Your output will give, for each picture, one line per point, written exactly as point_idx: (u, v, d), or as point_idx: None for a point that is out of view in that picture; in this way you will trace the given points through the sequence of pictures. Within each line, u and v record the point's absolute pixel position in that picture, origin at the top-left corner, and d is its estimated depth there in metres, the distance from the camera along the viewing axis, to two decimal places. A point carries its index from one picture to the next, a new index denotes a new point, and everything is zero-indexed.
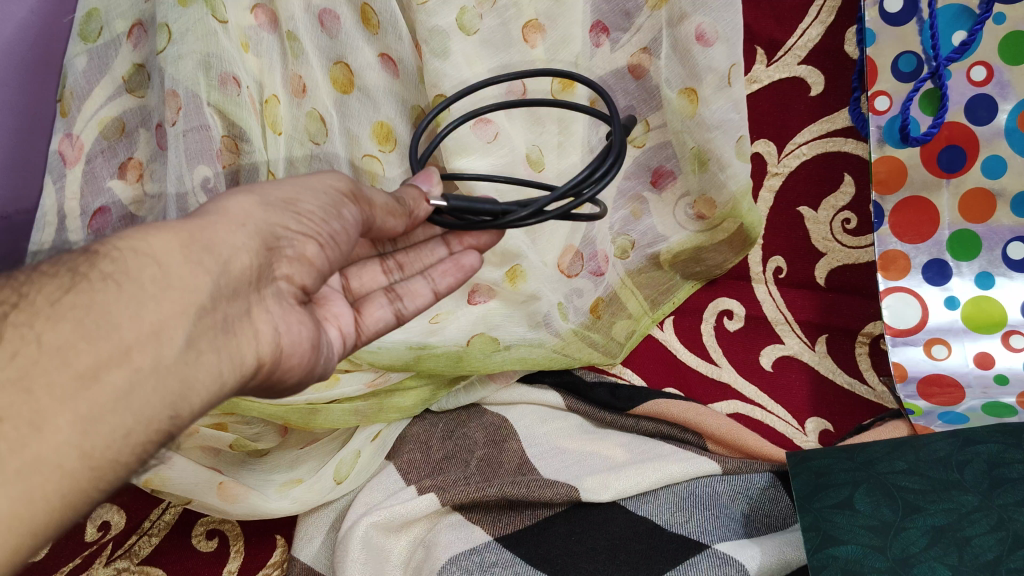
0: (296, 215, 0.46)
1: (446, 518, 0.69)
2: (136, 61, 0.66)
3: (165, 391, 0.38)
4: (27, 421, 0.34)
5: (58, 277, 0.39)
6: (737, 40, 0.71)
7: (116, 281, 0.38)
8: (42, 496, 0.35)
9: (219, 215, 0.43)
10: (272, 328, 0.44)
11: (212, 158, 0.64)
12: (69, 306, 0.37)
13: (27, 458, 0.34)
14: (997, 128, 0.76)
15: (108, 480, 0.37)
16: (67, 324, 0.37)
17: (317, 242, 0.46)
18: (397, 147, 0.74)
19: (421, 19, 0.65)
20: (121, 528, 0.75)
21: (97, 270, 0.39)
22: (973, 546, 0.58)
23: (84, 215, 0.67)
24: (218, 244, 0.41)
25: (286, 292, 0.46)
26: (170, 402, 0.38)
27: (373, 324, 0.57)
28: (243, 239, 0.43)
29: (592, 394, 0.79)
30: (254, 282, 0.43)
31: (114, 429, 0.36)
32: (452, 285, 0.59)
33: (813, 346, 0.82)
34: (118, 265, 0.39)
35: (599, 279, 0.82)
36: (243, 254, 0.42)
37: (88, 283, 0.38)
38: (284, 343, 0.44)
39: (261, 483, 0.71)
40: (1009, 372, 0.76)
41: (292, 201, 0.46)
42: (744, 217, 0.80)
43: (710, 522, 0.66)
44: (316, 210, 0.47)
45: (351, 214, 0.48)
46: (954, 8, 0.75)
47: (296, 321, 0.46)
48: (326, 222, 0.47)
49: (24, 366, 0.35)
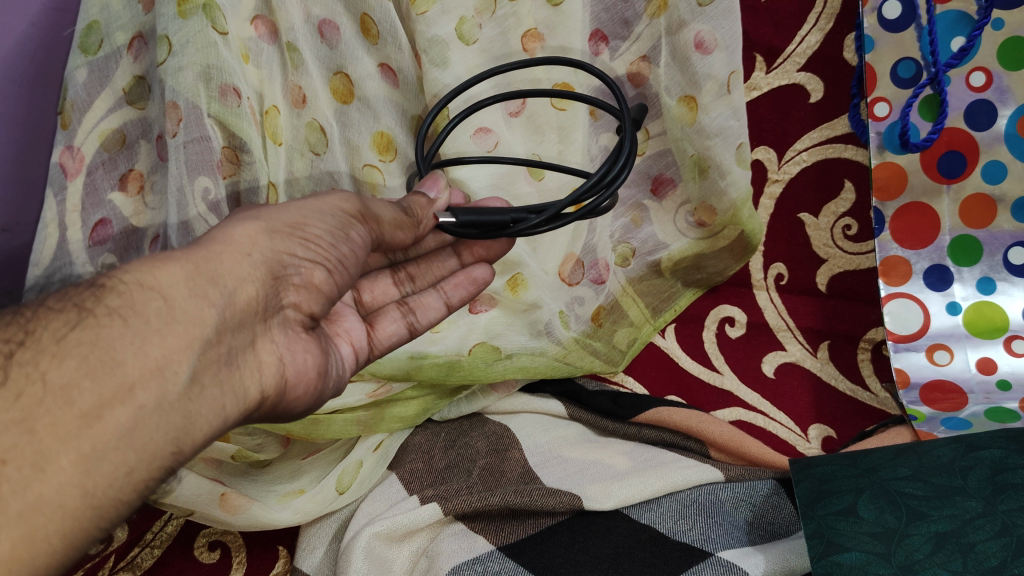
0: (303, 241, 0.46)
1: (449, 527, 0.69)
2: (136, 73, 0.67)
3: (168, 428, 0.38)
4: (30, 461, 0.34)
5: (64, 312, 0.38)
6: (735, 47, 0.71)
7: (121, 316, 0.38)
8: (43, 538, 0.34)
9: (225, 243, 0.43)
10: (276, 358, 0.44)
11: (212, 170, 0.65)
12: (75, 343, 0.37)
13: (30, 499, 0.34)
14: (997, 133, 0.76)
15: (110, 518, 0.36)
16: (72, 361, 0.36)
17: (325, 268, 0.47)
18: (397, 157, 0.75)
19: (422, 29, 0.67)
20: (123, 540, 0.75)
21: (104, 304, 0.39)
22: (978, 551, 0.57)
23: (86, 226, 0.67)
24: (223, 275, 0.42)
25: (292, 320, 0.46)
26: (173, 437, 0.38)
27: (386, 338, 0.58)
28: (248, 268, 0.43)
29: (594, 402, 0.79)
30: (260, 312, 0.43)
31: (116, 468, 0.36)
32: (464, 298, 0.61)
33: (815, 352, 0.82)
34: (125, 300, 0.39)
35: (600, 287, 0.82)
36: (249, 285, 0.43)
37: (95, 318, 0.38)
38: (289, 373, 0.45)
39: (261, 494, 0.70)
40: (1012, 377, 0.75)
41: (299, 226, 0.46)
42: (744, 225, 0.79)
43: (714, 530, 0.66)
44: (324, 235, 0.47)
45: (359, 235, 0.49)
46: (953, 13, 0.75)
47: (301, 350, 0.46)
48: (335, 247, 0.47)
49: (28, 407, 0.35)
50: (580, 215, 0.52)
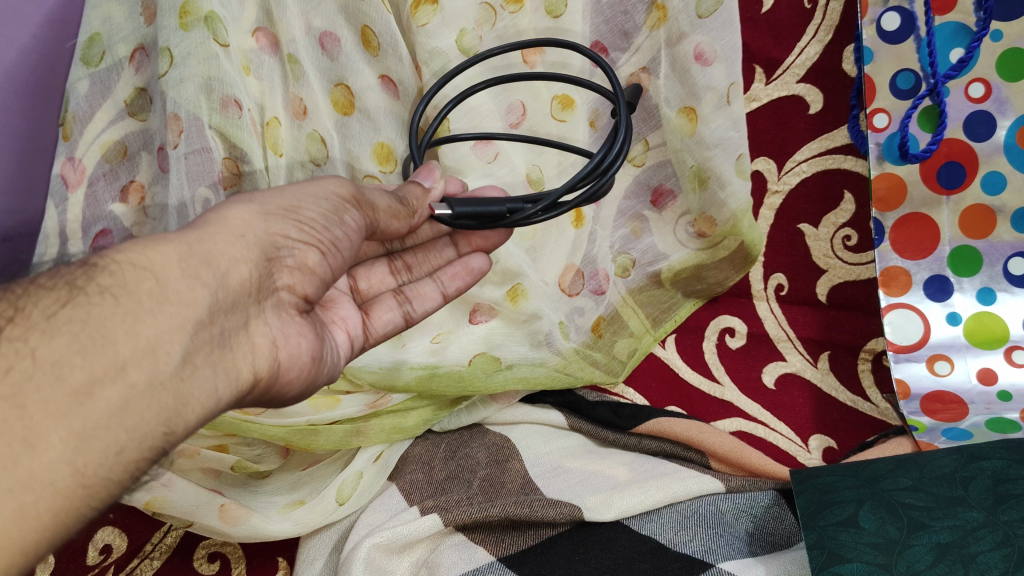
0: (297, 224, 0.46)
1: (449, 538, 0.68)
2: (138, 85, 0.67)
3: (160, 407, 0.38)
4: (20, 437, 0.34)
5: (54, 290, 0.39)
6: (735, 59, 0.72)
7: (113, 295, 0.38)
8: (34, 515, 0.34)
9: (219, 225, 0.44)
10: (269, 340, 0.44)
11: (213, 182, 0.65)
12: (65, 320, 0.37)
13: (20, 475, 0.33)
14: (996, 143, 0.76)
15: (100, 498, 0.36)
16: (64, 338, 0.36)
17: (318, 250, 0.47)
18: (397, 167, 0.74)
19: (422, 41, 0.68)
20: (122, 551, 0.75)
21: (94, 283, 0.39)
22: (980, 563, 0.57)
23: (87, 237, 0.67)
24: (217, 256, 0.42)
25: (286, 302, 0.46)
26: (164, 418, 0.38)
27: (381, 327, 0.58)
28: (242, 250, 0.43)
29: (592, 412, 0.79)
30: (254, 293, 0.44)
31: (107, 446, 0.36)
32: (461, 288, 0.61)
33: (815, 363, 0.82)
34: (116, 279, 0.39)
35: (600, 298, 0.81)
36: (242, 266, 0.43)
37: (85, 296, 0.38)
38: (282, 357, 0.45)
39: (262, 504, 0.70)
40: (1012, 388, 0.75)
41: (294, 209, 0.47)
42: (744, 236, 0.80)
43: (715, 542, 0.65)
44: (317, 217, 0.47)
45: (353, 220, 0.49)
46: (950, 25, 0.76)
47: (295, 333, 0.46)
48: (328, 230, 0.47)
49: (18, 382, 0.35)
50: (580, 201, 0.52)
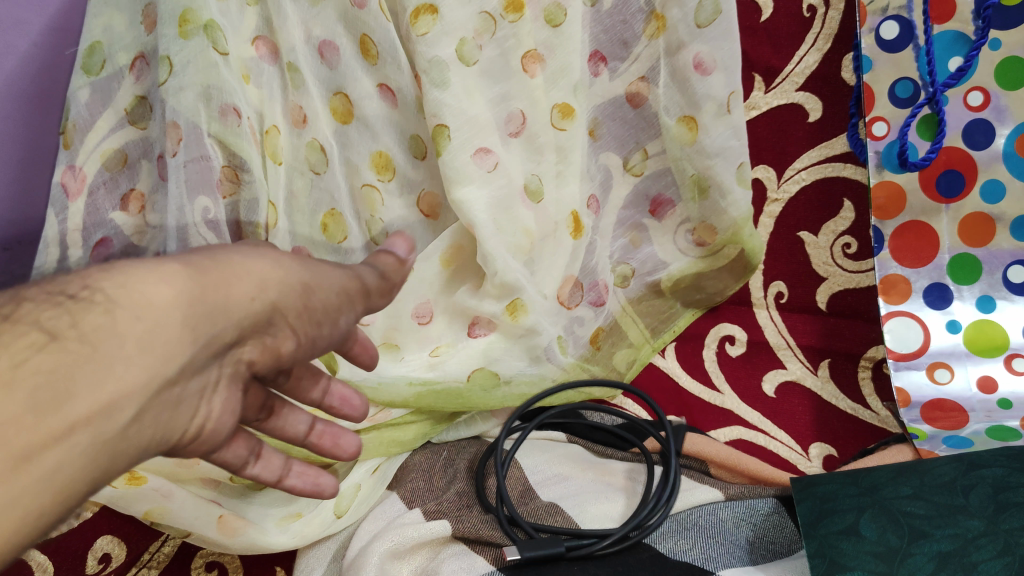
0: (299, 307, 0.43)
1: (448, 548, 0.65)
2: (138, 93, 0.68)
3: (95, 470, 0.33)
4: None
5: (40, 318, 0.34)
6: (734, 68, 0.73)
7: (97, 341, 0.34)
8: None
9: (237, 275, 0.40)
10: (207, 409, 0.40)
11: (211, 189, 0.67)
12: (33, 369, 0.32)
13: None
14: (995, 152, 0.76)
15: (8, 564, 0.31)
16: (24, 389, 0.31)
17: (296, 340, 0.43)
18: (395, 175, 0.78)
19: (422, 51, 0.66)
20: (121, 560, 0.73)
21: (82, 322, 0.34)
22: (981, 571, 0.56)
23: (86, 247, 0.69)
24: (222, 312, 0.39)
25: (237, 375, 0.42)
26: (96, 479, 0.34)
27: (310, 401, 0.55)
28: (242, 309, 0.40)
29: (572, 427, 0.79)
30: (211, 359, 0.39)
31: (33, 513, 0.30)
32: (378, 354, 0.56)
33: (816, 371, 0.83)
34: (108, 319, 0.34)
35: (599, 309, 0.82)
36: (233, 328, 0.39)
37: (66, 340, 0.33)
38: (209, 426, 0.41)
39: (261, 515, 0.68)
40: (1012, 396, 0.74)
41: (306, 289, 0.43)
42: (745, 244, 0.80)
43: (716, 548, 0.65)
44: (321, 304, 0.44)
45: (346, 320, 0.46)
46: (949, 34, 0.76)
47: (231, 408, 0.42)
48: (318, 322, 0.44)
49: None
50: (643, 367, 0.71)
